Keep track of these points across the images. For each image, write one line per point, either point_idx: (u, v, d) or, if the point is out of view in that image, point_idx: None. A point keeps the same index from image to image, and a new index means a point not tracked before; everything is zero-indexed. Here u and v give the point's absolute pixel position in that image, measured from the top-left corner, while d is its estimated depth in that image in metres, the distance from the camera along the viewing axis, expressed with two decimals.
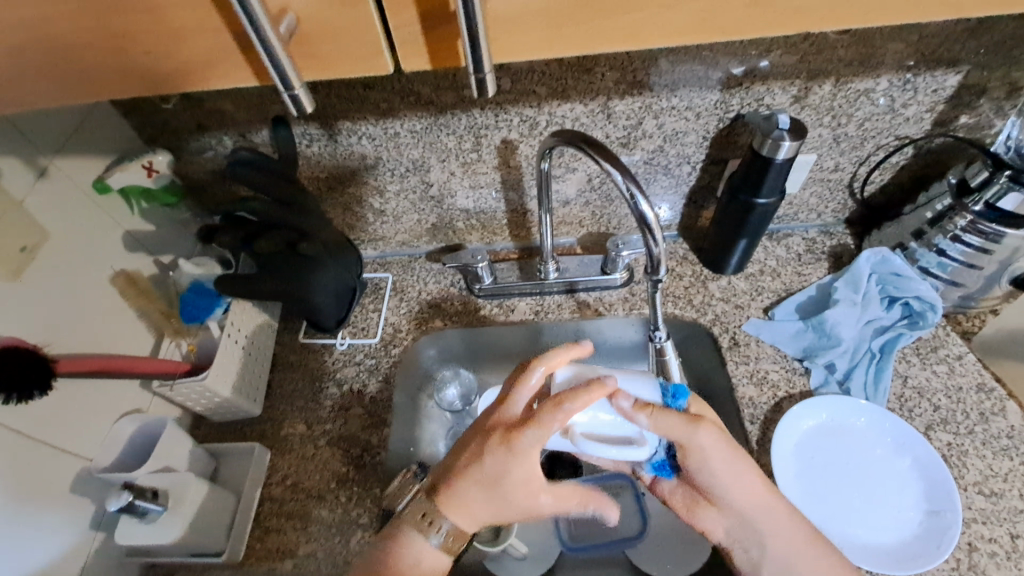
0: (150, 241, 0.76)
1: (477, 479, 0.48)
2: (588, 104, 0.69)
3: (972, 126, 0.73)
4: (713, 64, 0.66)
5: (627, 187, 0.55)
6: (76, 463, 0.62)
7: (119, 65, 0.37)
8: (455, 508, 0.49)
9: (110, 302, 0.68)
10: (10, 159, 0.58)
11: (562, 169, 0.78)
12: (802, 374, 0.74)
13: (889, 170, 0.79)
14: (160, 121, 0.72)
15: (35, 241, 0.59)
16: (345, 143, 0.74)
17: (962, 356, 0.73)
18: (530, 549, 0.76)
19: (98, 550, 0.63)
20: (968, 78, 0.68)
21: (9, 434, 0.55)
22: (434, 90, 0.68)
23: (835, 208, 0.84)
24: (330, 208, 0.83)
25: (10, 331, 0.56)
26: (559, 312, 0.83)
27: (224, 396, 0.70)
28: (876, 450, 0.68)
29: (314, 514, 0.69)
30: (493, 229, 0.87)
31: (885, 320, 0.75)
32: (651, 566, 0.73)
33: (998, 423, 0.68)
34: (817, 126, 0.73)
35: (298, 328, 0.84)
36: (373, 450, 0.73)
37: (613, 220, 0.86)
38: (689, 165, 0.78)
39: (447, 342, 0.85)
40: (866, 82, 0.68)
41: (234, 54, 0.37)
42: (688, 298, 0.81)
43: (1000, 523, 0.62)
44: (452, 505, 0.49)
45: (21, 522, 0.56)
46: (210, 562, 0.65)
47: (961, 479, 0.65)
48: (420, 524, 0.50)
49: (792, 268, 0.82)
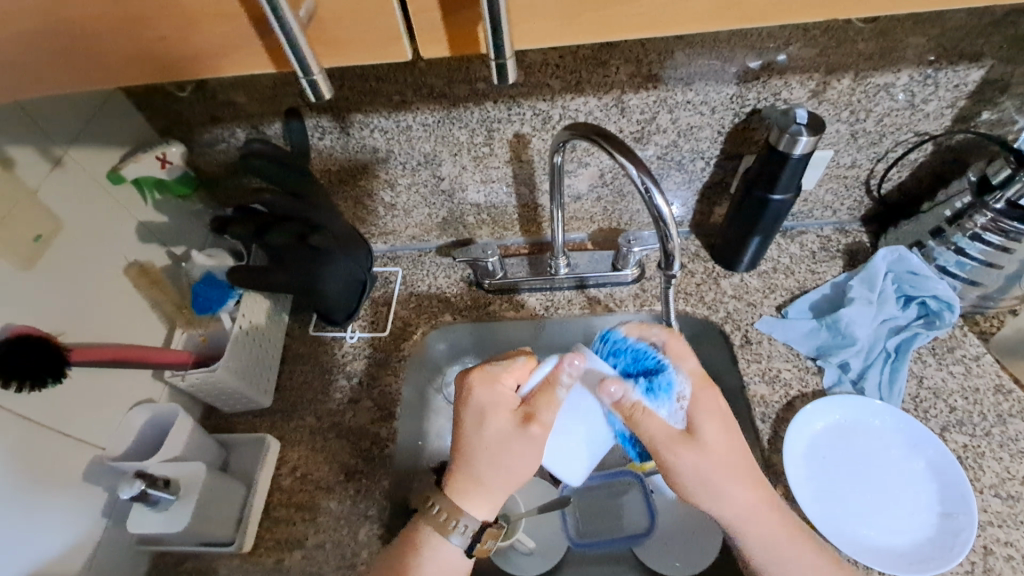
0: (162, 232, 0.76)
1: (490, 466, 0.51)
2: (602, 98, 0.69)
3: (994, 122, 0.72)
4: (730, 58, 0.65)
5: (642, 181, 0.55)
6: (89, 450, 0.62)
7: (132, 50, 0.37)
8: (472, 500, 0.52)
9: (124, 291, 0.69)
10: (26, 147, 0.58)
11: (575, 163, 0.78)
12: (815, 372, 0.73)
13: (907, 167, 0.77)
14: (174, 113, 0.72)
15: (51, 229, 0.60)
16: (357, 135, 0.74)
17: (979, 357, 0.72)
18: (536, 544, 0.76)
19: (110, 536, 0.64)
20: (992, 74, 0.66)
21: (24, 420, 0.56)
22: (448, 82, 0.68)
23: (851, 206, 0.83)
24: (341, 201, 0.83)
25: (25, 320, 0.57)
26: (570, 308, 0.83)
27: (235, 387, 0.70)
28: (890, 451, 0.67)
29: (323, 506, 0.69)
30: (504, 223, 0.87)
31: (900, 320, 0.74)
32: (660, 565, 0.72)
33: (1016, 425, 0.67)
34: (835, 121, 0.72)
35: (308, 321, 0.84)
36: (382, 443, 0.73)
37: (624, 216, 0.86)
38: (703, 161, 0.77)
39: (456, 336, 0.84)
40: (886, 77, 0.67)
41: (250, 40, 0.37)
42: (699, 295, 0.80)
43: (1017, 527, 0.61)
44: (473, 498, 0.52)
45: (35, 507, 0.56)
46: (220, 552, 0.66)
47: (977, 481, 0.64)
48: (437, 522, 0.52)
49: (805, 266, 0.81)
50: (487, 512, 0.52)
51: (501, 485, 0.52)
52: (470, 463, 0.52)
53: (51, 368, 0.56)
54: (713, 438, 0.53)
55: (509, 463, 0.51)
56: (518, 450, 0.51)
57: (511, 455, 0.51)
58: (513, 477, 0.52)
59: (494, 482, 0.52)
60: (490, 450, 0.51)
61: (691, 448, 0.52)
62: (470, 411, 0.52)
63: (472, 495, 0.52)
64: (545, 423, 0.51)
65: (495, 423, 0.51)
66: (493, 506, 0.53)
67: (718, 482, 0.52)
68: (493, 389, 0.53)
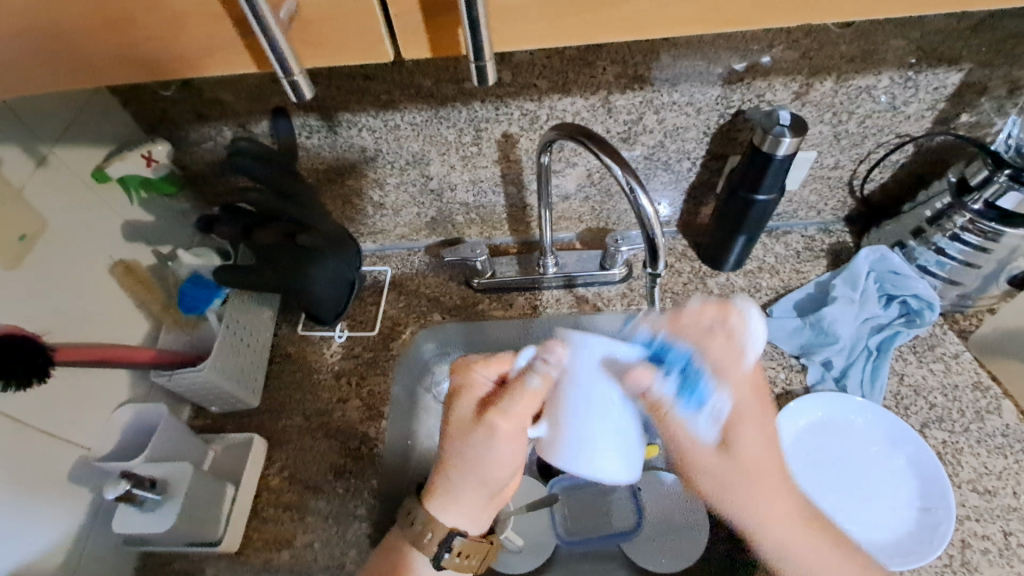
0: (149, 231, 0.76)
1: (455, 464, 0.53)
2: (589, 98, 0.69)
3: (973, 124, 0.73)
4: (715, 59, 0.66)
5: (626, 181, 0.55)
6: (74, 451, 0.62)
7: (116, 51, 0.37)
8: (437, 502, 0.53)
9: (110, 290, 0.68)
10: (10, 146, 0.58)
11: (562, 163, 0.78)
12: (799, 370, 0.74)
13: (889, 168, 0.79)
14: (160, 111, 0.72)
15: (35, 229, 0.60)
16: (345, 135, 0.74)
17: (959, 354, 0.74)
18: (525, 540, 0.76)
19: (96, 538, 0.64)
20: (970, 76, 0.68)
21: (8, 421, 0.55)
22: (435, 82, 0.68)
23: (835, 206, 0.84)
24: (330, 200, 0.83)
25: (8, 319, 0.56)
26: (558, 307, 0.83)
27: (222, 387, 0.70)
28: (872, 446, 0.68)
29: (311, 505, 0.69)
30: (492, 223, 0.87)
31: (883, 318, 0.75)
32: (647, 561, 0.73)
33: (993, 421, 0.68)
34: (818, 122, 0.73)
35: (296, 320, 0.84)
36: (370, 442, 0.73)
37: (612, 216, 0.86)
38: (689, 161, 0.78)
39: (445, 335, 0.83)
40: (868, 79, 0.68)
41: (232, 40, 0.37)
42: (686, 294, 0.81)
43: (993, 521, 0.62)
44: (439, 499, 0.53)
45: (20, 509, 0.56)
46: (207, 552, 0.66)
47: (955, 476, 0.65)
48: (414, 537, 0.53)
49: (790, 265, 0.83)
50: (454, 515, 0.54)
51: (466, 484, 0.53)
52: (442, 463, 0.54)
53: (35, 369, 0.56)
54: (750, 437, 0.56)
55: (477, 461, 0.52)
56: (479, 446, 0.52)
57: (469, 448, 0.53)
58: (477, 472, 0.53)
59: (458, 482, 0.53)
60: (453, 442, 0.53)
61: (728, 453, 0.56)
62: (444, 402, 0.56)
63: (438, 496, 0.54)
64: (507, 413, 0.52)
65: (460, 415, 0.54)
66: (462, 510, 0.54)
67: (757, 483, 0.55)
68: (470, 378, 0.55)
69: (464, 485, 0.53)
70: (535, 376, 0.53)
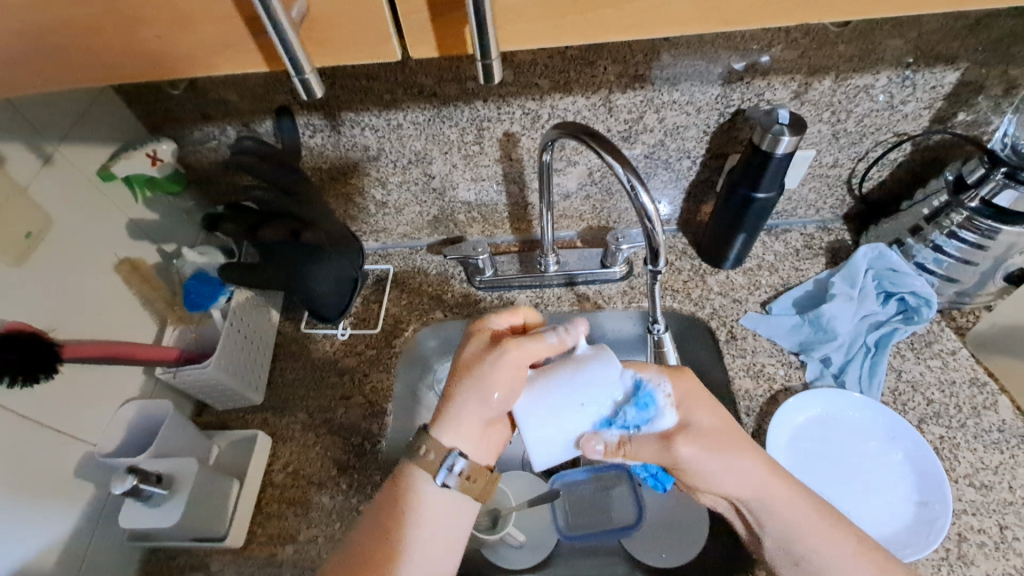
0: (153, 229, 0.77)
1: (463, 390, 0.53)
2: (590, 97, 0.70)
3: (970, 123, 0.74)
4: (715, 59, 0.66)
5: (628, 180, 0.56)
6: (79, 447, 0.62)
7: (125, 50, 0.38)
8: (442, 425, 0.53)
9: (115, 287, 0.69)
10: (17, 145, 0.58)
11: (563, 162, 0.79)
12: (798, 367, 0.75)
13: (887, 167, 0.79)
14: (165, 111, 0.73)
15: (42, 226, 0.60)
16: (347, 133, 0.74)
17: (956, 351, 0.74)
18: (526, 537, 0.77)
19: (101, 533, 0.64)
20: (967, 76, 0.68)
21: (15, 416, 0.56)
22: (438, 82, 0.68)
23: (834, 204, 0.85)
24: (332, 199, 0.84)
25: (16, 316, 0.57)
26: (560, 304, 0.84)
27: (227, 384, 0.71)
28: (869, 442, 0.69)
29: (315, 501, 0.70)
30: (494, 221, 0.88)
31: (881, 316, 0.76)
32: (644, 555, 0.74)
33: (990, 417, 0.69)
34: (817, 121, 0.73)
35: (300, 318, 0.84)
36: (373, 439, 0.74)
37: (613, 214, 0.87)
38: (689, 160, 0.79)
39: (447, 332, 0.85)
40: (866, 78, 0.68)
41: (240, 39, 0.38)
42: (686, 291, 0.82)
43: (989, 515, 0.63)
44: (443, 423, 0.53)
45: (27, 504, 0.57)
46: (212, 547, 0.66)
47: (953, 471, 0.66)
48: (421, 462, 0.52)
49: (789, 263, 0.83)
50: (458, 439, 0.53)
51: (473, 410, 0.53)
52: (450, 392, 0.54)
53: (42, 364, 0.57)
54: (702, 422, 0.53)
55: (487, 390, 0.52)
56: (492, 374, 0.52)
57: (479, 375, 0.52)
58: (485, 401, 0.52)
59: (466, 407, 0.53)
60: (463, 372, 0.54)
61: (687, 437, 0.52)
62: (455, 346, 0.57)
63: (443, 421, 0.54)
64: (522, 348, 0.52)
65: (472, 351, 0.55)
66: (466, 435, 0.53)
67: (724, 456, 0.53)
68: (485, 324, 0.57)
69: (472, 411, 0.53)
70: (551, 336, 0.53)
